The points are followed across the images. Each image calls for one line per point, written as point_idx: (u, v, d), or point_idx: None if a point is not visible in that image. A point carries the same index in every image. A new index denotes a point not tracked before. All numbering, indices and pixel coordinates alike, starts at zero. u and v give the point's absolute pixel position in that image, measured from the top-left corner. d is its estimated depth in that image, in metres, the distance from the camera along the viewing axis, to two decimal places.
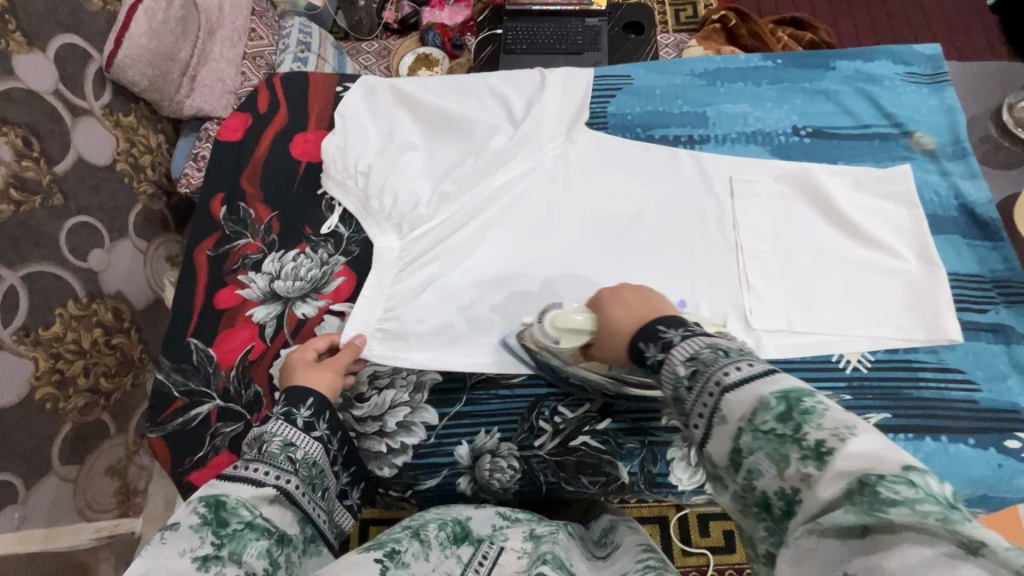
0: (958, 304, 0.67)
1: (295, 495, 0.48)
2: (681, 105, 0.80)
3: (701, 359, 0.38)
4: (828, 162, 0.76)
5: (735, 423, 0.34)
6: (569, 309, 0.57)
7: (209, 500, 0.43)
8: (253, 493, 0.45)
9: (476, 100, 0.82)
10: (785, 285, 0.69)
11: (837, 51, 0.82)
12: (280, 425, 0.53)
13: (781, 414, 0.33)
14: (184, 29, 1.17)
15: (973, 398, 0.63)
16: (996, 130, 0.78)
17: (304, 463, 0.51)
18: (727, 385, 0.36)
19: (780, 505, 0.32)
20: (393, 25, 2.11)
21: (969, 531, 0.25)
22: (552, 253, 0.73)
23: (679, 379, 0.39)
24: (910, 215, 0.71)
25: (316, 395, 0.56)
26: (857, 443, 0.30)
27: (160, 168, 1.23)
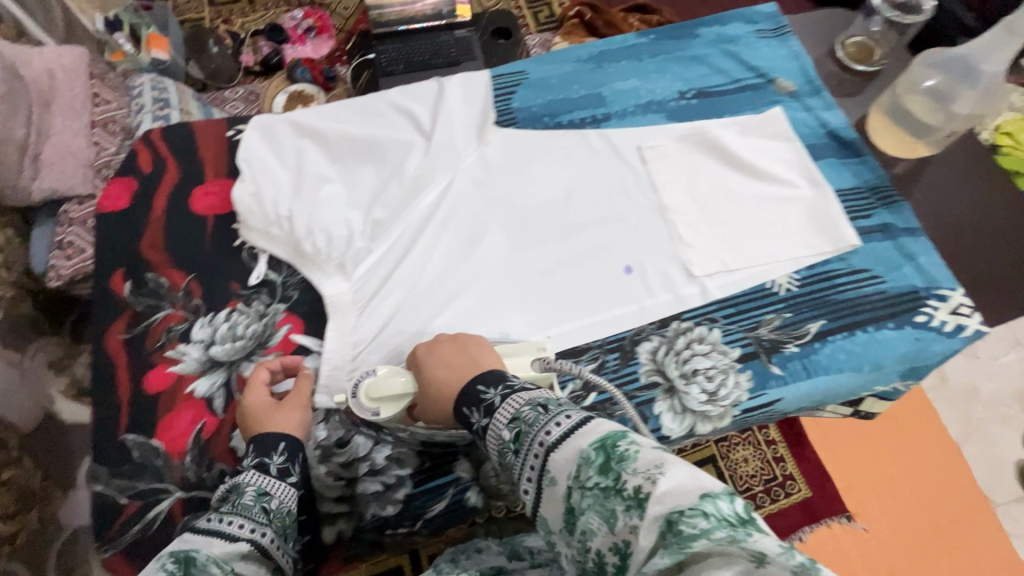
0: (849, 215, 0.77)
1: (269, 548, 0.46)
2: (578, 89, 0.85)
3: (522, 419, 0.45)
4: (716, 117, 0.84)
5: (564, 482, 0.40)
6: (388, 371, 0.58)
7: (177, 555, 0.39)
8: (226, 548, 0.42)
9: (382, 120, 0.80)
10: (712, 231, 0.75)
11: (697, 20, 0.92)
12: (253, 476, 0.51)
13: (600, 464, 0.39)
14: (10, 105, 0.98)
15: (882, 289, 0.73)
16: (836, 66, 0.91)
17: (280, 511, 0.50)
18: (550, 445, 0.42)
19: (613, 560, 0.37)
20: (255, 67, 2.02)
21: (753, 546, 0.31)
22: (497, 251, 0.73)
23: (506, 443, 0.45)
24: (792, 148, 0.81)
25: (289, 438, 0.55)
26: (665, 481, 0.36)
27: (16, 266, 1.03)
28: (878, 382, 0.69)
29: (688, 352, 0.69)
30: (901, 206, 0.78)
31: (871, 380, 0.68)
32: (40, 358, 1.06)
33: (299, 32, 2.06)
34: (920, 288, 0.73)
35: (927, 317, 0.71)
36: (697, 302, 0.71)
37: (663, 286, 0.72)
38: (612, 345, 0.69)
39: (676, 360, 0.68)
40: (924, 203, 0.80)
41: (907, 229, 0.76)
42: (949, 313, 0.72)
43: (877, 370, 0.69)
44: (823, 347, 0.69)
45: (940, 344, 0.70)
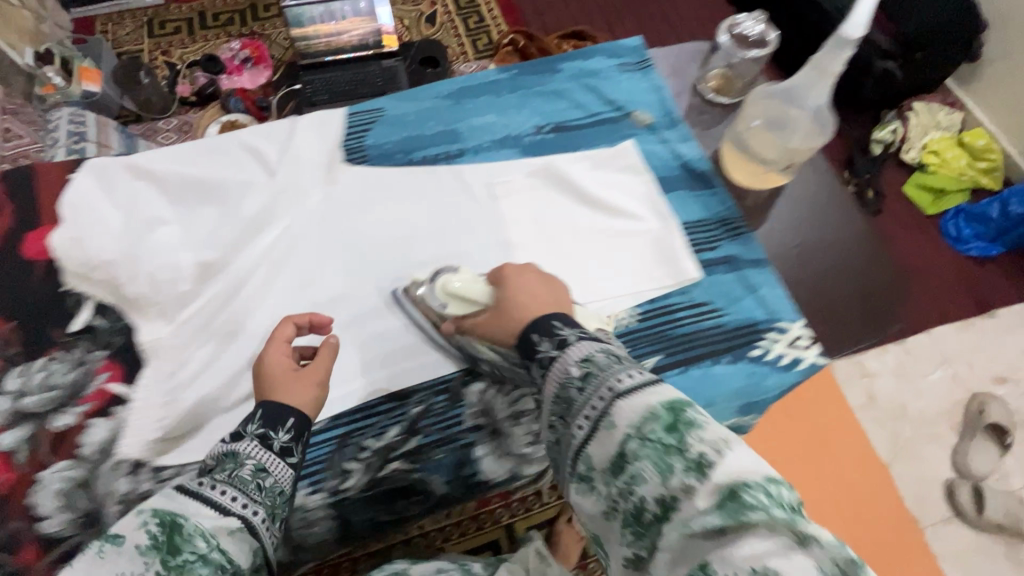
0: (694, 247, 0.77)
1: (258, 529, 0.48)
2: (434, 126, 0.85)
3: (593, 362, 0.48)
4: (571, 151, 0.84)
5: (623, 430, 0.44)
6: (468, 279, 0.65)
7: (166, 520, 0.45)
8: (217, 522, 0.46)
9: (230, 159, 0.79)
10: (555, 267, 0.75)
11: (561, 55, 0.93)
12: (254, 448, 0.52)
13: (666, 423, 0.43)
14: None
15: (721, 322, 0.73)
16: (698, 98, 0.92)
17: (273, 491, 0.51)
18: (619, 391, 0.46)
19: (654, 508, 0.41)
20: (190, 98, 2.04)
21: (793, 527, 0.36)
22: (333, 290, 0.72)
23: (571, 378, 0.49)
24: (642, 181, 0.82)
25: (296, 416, 0.55)
26: (734, 459, 0.40)
27: None
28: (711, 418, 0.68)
29: (518, 392, 0.67)
30: (747, 238, 0.78)
31: None
32: None
33: (236, 63, 2.09)
34: (760, 321, 0.73)
35: (763, 351, 0.71)
36: None
37: None
38: (441, 387, 0.67)
39: (506, 401, 0.66)
40: (773, 234, 0.81)
41: (749, 261, 0.76)
42: (786, 346, 0.72)
43: (709, 406, 0.68)
44: None
45: (772, 378, 0.70)
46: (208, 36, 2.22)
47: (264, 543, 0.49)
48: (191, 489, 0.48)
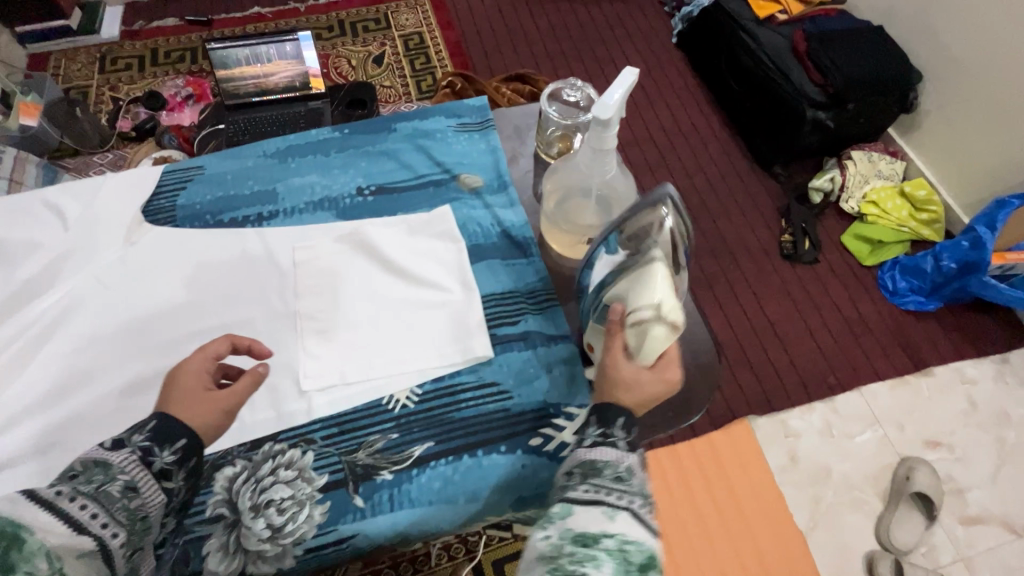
0: (493, 321, 0.73)
1: (110, 552, 0.48)
2: (251, 185, 0.83)
3: (625, 471, 0.52)
4: (388, 215, 0.82)
5: (614, 531, 0.48)
6: (660, 341, 0.58)
7: (6, 533, 0.43)
8: (63, 543, 0.45)
9: (28, 217, 0.77)
10: (341, 340, 0.71)
11: (401, 113, 0.91)
12: (132, 461, 0.53)
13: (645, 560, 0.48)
14: None
15: (505, 405, 0.68)
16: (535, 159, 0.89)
17: (137, 514, 0.51)
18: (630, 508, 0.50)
19: None
20: (129, 133, 2.08)
21: None
22: (101, 360, 0.70)
23: (615, 469, 0.52)
24: (455, 249, 0.78)
25: (187, 440, 0.56)
26: None
27: None
28: (475, 514, 0.63)
29: (270, 479, 0.63)
30: (552, 312, 0.74)
31: (462, 514, 0.62)
32: None
33: (178, 99, 2.14)
34: (548, 405, 0.68)
35: (544, 440, 0.66)
36: (298, 420, 0.67)
37: (267, 401, 0.68)
38: None
39: (254, 489, 0.62)
40: None
41: (549, 337, 0.72)
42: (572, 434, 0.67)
43: (474, 501, 0.63)
44: (420, 474, 0.64)
45: (550, 471, 0.65)
46: (158, 72, 2.27)
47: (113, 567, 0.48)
48: (53, 499, 0.47)
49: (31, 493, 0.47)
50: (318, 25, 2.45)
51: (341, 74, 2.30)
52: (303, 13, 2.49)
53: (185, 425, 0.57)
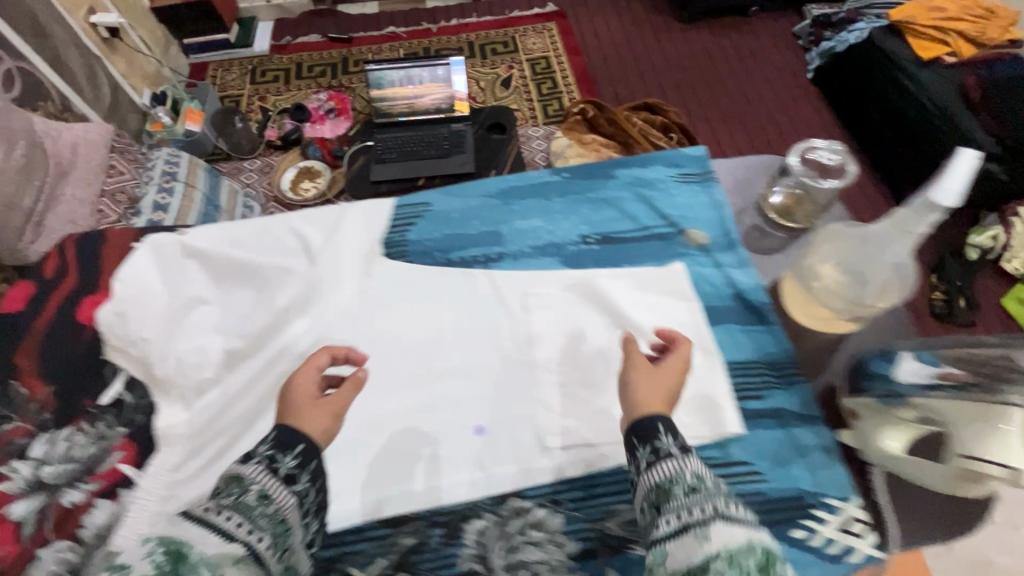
0: (738, 394, 0.70)
1: (261, 556, 0.53)
2: (477, 225, 0.84)
3: (692, 481, 0.51)
4: (614, 266, 0.80)
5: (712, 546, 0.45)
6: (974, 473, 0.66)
7: (173, 548, 0.50)
8: (220, 550, 0.51)
9: (274, 240, 0.83)
10: (580, 399, 0.71)
11: (619, 159, 0.90)
12: (260, 472, 0.58)
13: (762, 562, 0.43)
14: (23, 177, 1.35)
15: (761, 489, 0.64)
16: None
17: (275, 517, 0.57)
18: (721, 509, 0.47)
19: None
20: (276, 142, 2.19)
21: None
22: (351, 391, 0.76)
23: (684, 482, 0.51)
24: (690, 308, 0.76)
25: (306, 443, 0.63)
26: None
27: None
28: None
29: (520, 539, 0.63)
30: (800, 388, 0.70)
31: None
32: None
33: (320, 112, 2.24)
34: (806, 495, 0.63)
35: (807, 533, 0.61)
36: (545, 480, 0.67)
37: (513, 454, 0.69)
38: (441, 520, 0.66)
39: (504, 549, 0.63)
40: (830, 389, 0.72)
41: (803, 418, 0.68)
42: (838, 531, 0.61)
43: None
44: None
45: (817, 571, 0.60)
46: (301, 85, 2.41)
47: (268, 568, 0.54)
48: (199, 514, 0.54)
49: (184, 514, 0.54)
50: (449, 46, 2.52)
51: (469, 95, 2.36)
52: (435, 34, 2.58)
53: (302, 433, 0.63)
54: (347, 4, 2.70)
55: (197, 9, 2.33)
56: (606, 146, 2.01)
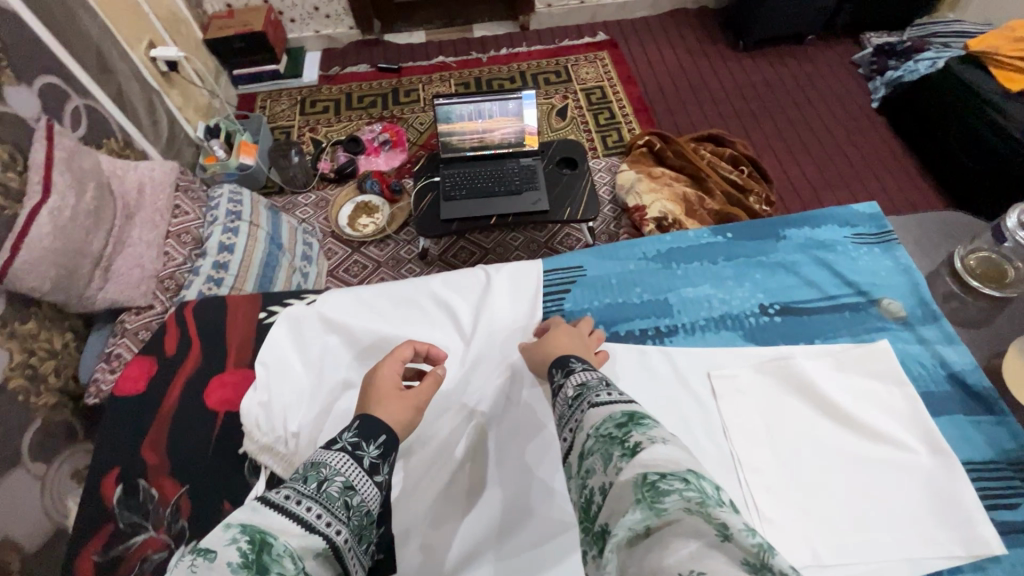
0: (985, 502, 0.68)
1: (340, 548, 0.56)
2: (641, 293, 0.87)
3: (584, 385, 0.67)
4: (804, 342, 0.80)
5: (586, 431, 0.61)
6: None
7: (258, 535, 0.50)
8: (303, 545, 0.53)
9: (419, 310, 0.90)
10: (798, 502, 0.68)
11: (786, 220, 0.92)
12: (345, 462, 0.62)
13: (619, 422, 0.59)
14: (97, 220, 1.30)
15: None
16: None
17: (353, 509, 0.60)
18: (594, 401, 0.63)
19: (599, 497, 0.54)
20: (328, 174, 2.12)
21: (715, 520, 0.45)
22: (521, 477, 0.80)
23: (570, 395, 0.67)
24: (903, 395, 0.75)
25: (388, 436, 0.66)
26: (653, 451, 0.53)
27: (66, 372, 1.31)
28: None
29: None
30: None
31: None
32: (62, 469, 1.23)
33: (375, 144, 2.19)
34: None
35: None
36: None
37: None
38: None
39: None
40: None
41: None
42: None
43: None
44: None
45: None
46: (352, 115, 2.36)
47: (344, 559, 0.57)
48: (280, 502, 0.55)
49: (262, 500, 0.55)
50: (500, 76, 2.47)
51: None
52: (485, 64, 2.53)
53: (381, 424, 0.67)
54: (394, 34, 2.66)
55: (249, 41, 2.29)
56: (678, 179, 1.93)
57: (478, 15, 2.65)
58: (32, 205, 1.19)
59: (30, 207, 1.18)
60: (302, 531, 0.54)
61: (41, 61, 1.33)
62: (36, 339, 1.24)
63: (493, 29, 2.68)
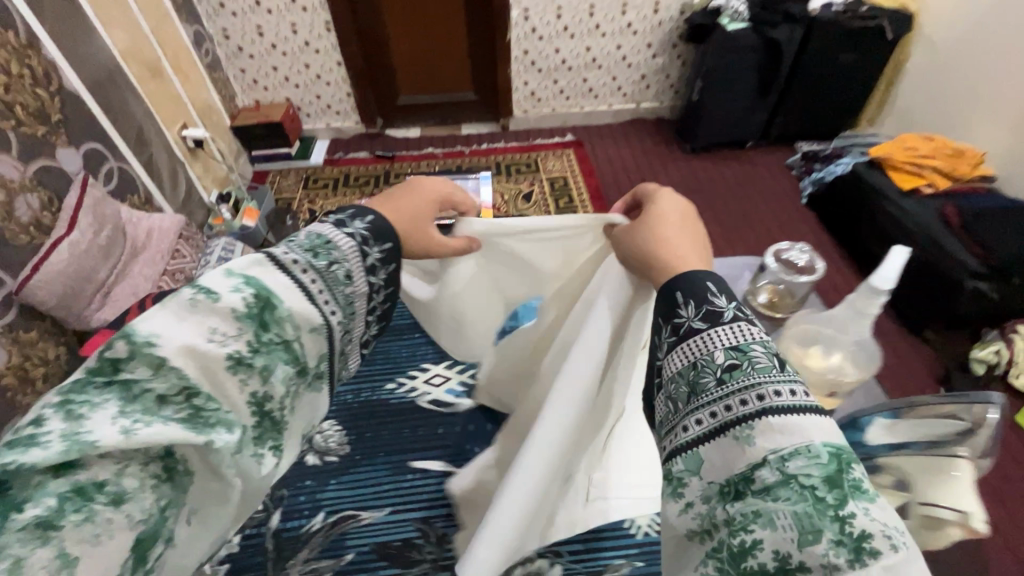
0: None
1: (330, 328, 0.65)
2: None
3: (742, 357, 0.52)
4: None
5: (763, 451, 0.46)
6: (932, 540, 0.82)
7: (264, 294, 0.58)
8: (298, 309, 0.61)
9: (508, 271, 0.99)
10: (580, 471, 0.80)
11: None
12: (353, 247, 0.69)
13: (826, 469, 0.43)
14: (106, 253, 1.57)
15: None
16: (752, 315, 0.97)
17: (347, 299, 0.68)
18: (769, 403, 0.48)
19: (772, 557, 0.42)
20: None
21: None
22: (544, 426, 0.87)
23: (719, 367, 0.53)
24: None
25: (391, 244, 0.74)
26: (888, 554, 0.38)
27: (51, 379, 1.51)
28: None
29: None
30: None
31: None
32: None
33: None
34: None
35: None
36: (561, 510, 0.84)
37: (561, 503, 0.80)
38: None
39: None
40: None
41: None
42: None
43: None
44: None
45: None
46: (347, 192, 2.74)
47: (333, 340, 0.67)
48: (286, 263, 0.62)
49: (265, 254, 0.62)
50: (479, 165, 2.87)
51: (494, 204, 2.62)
52: (468, 155, 2.94)
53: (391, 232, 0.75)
54: (393, 129, 3.12)
55: (269, 128, 2.74)
56: None
57: (467, 117, 3.11)
58: (56, 237, 1.47)
59: (54, 238, 1.46)
60: (303, 298, 0.62)
61: (91, 132, 1.69)
62: (33, 347, 1.46)
63: (479, 128, 3.13)
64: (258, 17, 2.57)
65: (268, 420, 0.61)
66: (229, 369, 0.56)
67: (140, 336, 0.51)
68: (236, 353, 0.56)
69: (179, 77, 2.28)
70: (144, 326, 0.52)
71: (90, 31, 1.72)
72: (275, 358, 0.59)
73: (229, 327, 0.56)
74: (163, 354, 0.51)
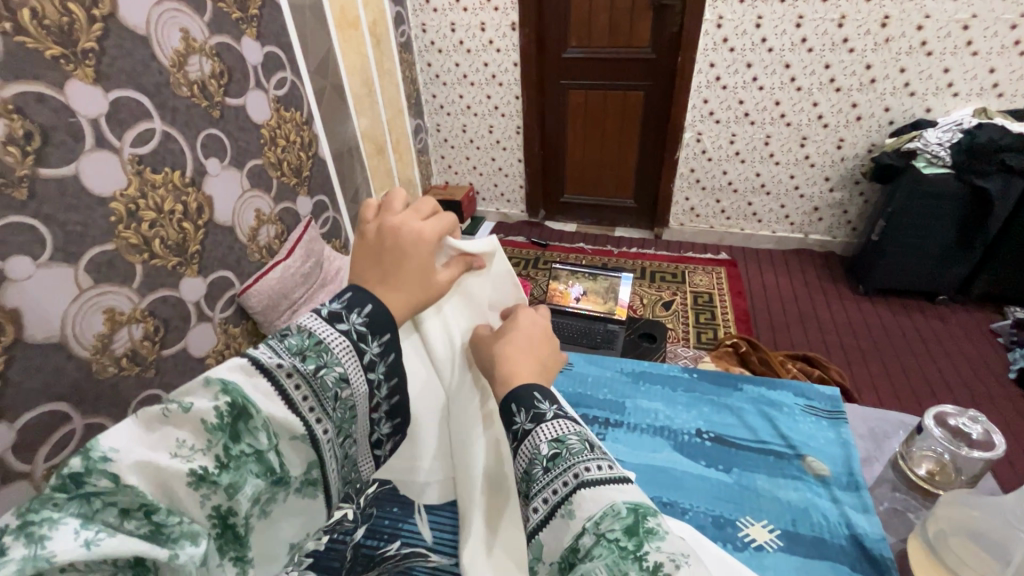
0: None
1: (319, 440, 0.58)
2: (606, 392, 1.11)
3: (562, 442, 0.51)
4: (722, 462, 0.95)
5: (580, 520, 0.46)
6: None
7: (240, 404, 0.52)
8: (281, 423, 0.55)
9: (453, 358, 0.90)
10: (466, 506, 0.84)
11: (747, 379, 1.12)
12: (349, 340, 0.61)
13: (626, 522, 0.44)
14: (305, 280, 1.68)
15: None
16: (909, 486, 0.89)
17: (343, 403, 0.60)
18: (582, 477, 0.48)
19: None
20: None
21: None
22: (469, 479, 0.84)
23: (540, 455, 0.52)
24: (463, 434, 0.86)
25: (390, 335, 0.65)
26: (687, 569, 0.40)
27: None
28: None
29: None
30: None
31: None
32: None
33: None
34: None
35: None
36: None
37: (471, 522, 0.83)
38: None
39: None
40: None
41: None
42: None
43: None
44: None
45: None
46: None
47: (323, 451, 0.59)
48: (271, 367, 0.56)
49: (249, 357, 0.56)
50: (625, 267, 2.94)
51: (632, 305, 2.63)
52: (615, 255, 3.04)
53: (393, 325, 0.65)
54: (553, 222, 3.40)
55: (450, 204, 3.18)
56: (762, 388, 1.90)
57: (622, 221, 3.27)
58: (277, 259, 1.65)
59: (275, 261, 1.63)
60: (284, 407, 0.55)
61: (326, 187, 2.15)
62: None
63: (633, 232, 3.24)
64: (465, 118, 3.11)
65: (232, 532, 0.52)
66: (191, 485, 0.48)
67: (97, 451, 0.45)
68: (201, 469, 0.49)
69: (394, 155, 2.81)
70: (107, 439, 0.46)
71: (347, 117, 2.25)
72: (246, 473, 0.52)
73: (198, 440, 0.50)
74: (117, 470, 0.45)
